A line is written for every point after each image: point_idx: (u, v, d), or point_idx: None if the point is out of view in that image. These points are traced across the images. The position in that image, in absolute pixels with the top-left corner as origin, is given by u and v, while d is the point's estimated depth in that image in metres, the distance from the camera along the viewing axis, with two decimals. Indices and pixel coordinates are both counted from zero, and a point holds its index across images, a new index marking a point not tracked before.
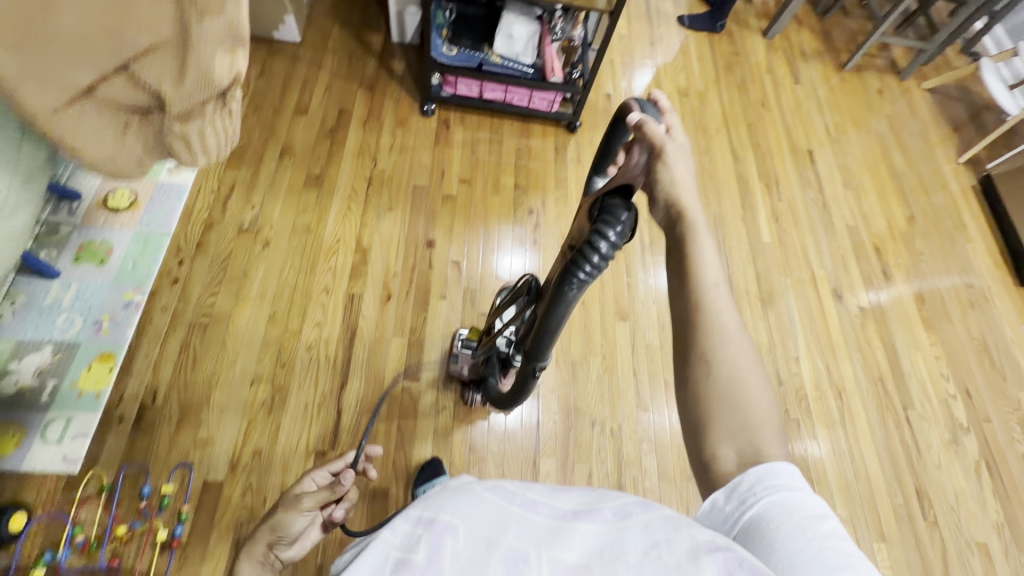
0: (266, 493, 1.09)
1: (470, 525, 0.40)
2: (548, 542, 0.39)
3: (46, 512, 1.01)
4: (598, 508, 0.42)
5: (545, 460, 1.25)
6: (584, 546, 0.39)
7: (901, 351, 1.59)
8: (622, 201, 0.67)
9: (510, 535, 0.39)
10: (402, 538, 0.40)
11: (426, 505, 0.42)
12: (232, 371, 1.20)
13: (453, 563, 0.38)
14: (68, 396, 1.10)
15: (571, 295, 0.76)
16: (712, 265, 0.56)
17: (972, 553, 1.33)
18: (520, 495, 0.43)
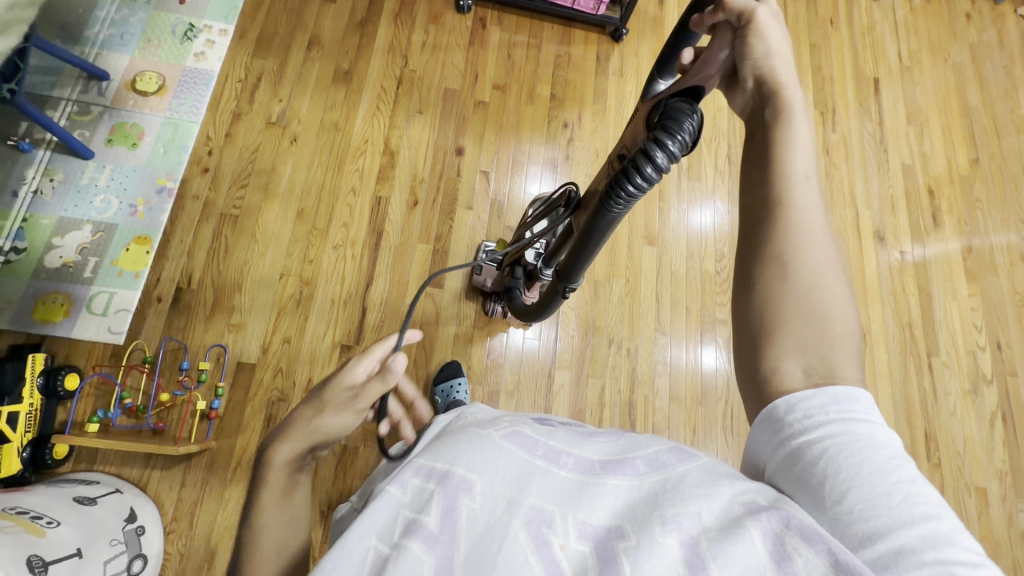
0: (295, 378, 1.16)
1: (489, 481, 0.39)
2: (573, 498, 0.38)
3: (96, 374, 1.08)
4: (629, 459, 0.41)
5: (561, 373, 1.28)
6: (614, 505, 0.38)
7: (936, 299, 1.54)
8: (688, 105, 0.61)
9: (531, 493, 0.38)
10: (413, 494, 0.40)
11: (443, 458, 0.41)
12: (263, 263, 1.22)
13: (471, 522, 0.37)
14: (109, 273, 1.15)
15: (616, 212, 0.72)
16: (804, 156, 0.49)
17: (969, 495, 1.37)
18: (540, 448, 0.42)
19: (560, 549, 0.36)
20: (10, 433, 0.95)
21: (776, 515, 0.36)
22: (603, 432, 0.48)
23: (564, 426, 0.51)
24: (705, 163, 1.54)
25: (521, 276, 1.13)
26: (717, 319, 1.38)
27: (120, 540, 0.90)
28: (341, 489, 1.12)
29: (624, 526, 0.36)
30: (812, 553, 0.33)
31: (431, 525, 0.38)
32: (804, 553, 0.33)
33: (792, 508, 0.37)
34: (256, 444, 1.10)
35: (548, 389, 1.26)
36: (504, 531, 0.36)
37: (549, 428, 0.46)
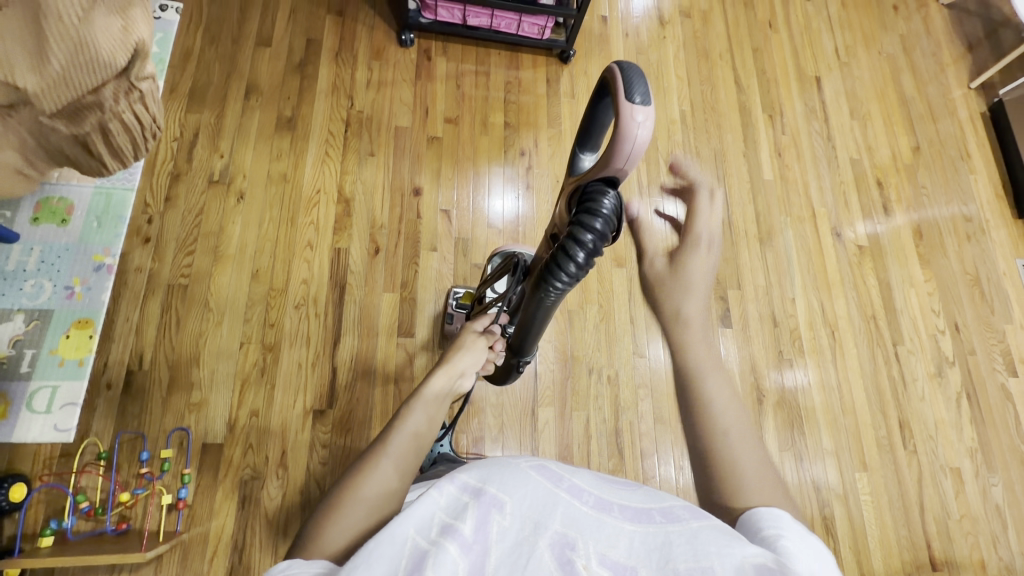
0: (267, 452, 1.10)
1: (519, 503, 0.39)
2: (594, 531, 0.38)
3: (45, 482, 0.99)
4: (646, 509, 0.41)
5: (543, 409, 1.26)
6: (631, 547, 0.37)
7: (895, 287, 1.59)
8: (603, 201, 0.62)
9: (556, 519, 0.38)
10: (448, 501, 0.40)
11: (480, 474, 0.41)
12: (220, 332, 1.16)
13: (500, 538, 0.38)
14: (49, 365, 1.06)
15: (551, 297, 0.76)
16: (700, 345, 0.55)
17: (945, 476, 1.42)
18: (565, 481, 0.42)
19: (583, 569, 0.36)
20: None
21: None
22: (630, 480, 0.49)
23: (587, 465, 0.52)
24: (664, 177, 1.55)
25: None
26: None
27: None
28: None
29: (639, 570, 0.36)
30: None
31: (465, 532, 0.37)
32: None
33: None
34: (232, 529, 1.04)
35: (533, 427, 1.24)
36: (531, 550, 0.37)
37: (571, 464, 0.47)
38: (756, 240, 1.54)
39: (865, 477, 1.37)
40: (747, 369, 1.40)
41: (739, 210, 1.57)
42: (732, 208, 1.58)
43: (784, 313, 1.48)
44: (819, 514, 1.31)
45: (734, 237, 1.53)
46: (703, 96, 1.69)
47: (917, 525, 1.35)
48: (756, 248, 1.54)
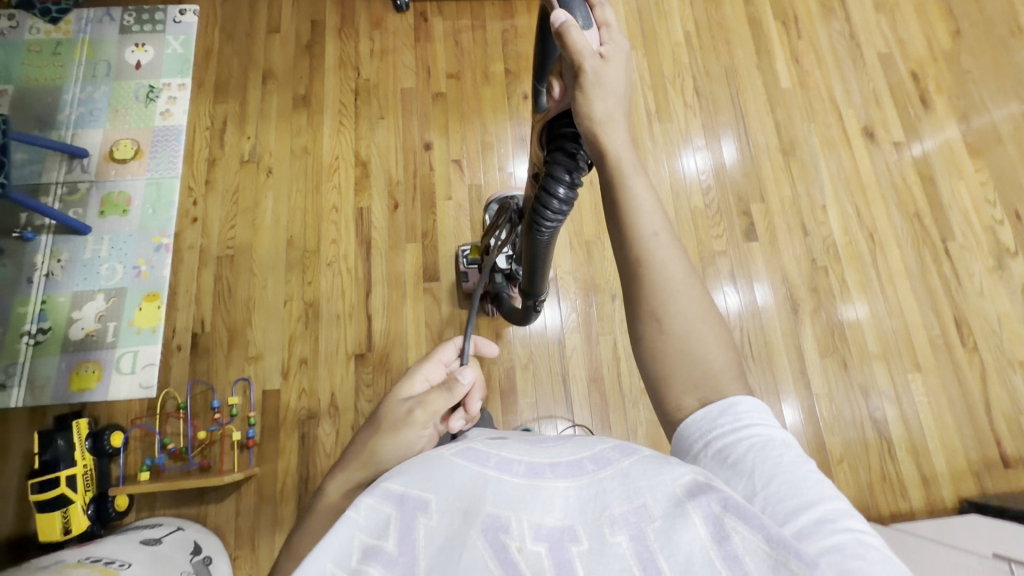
0: (319, 394, 1.21)
1: (444, 496, 0.35)
2: (524, 502, 0.34)
3: (138, 426, 1.15)
4: (578, 460, 0.37)
5: (570, 336, 1.29)
6: (567, 503, 0.34)
7: (942, 182, 1.48)
8: (569, 134, 0.62)
9: (486, 502, 0.34)
10: (368, 516, 0.36)
11: (400, 477, 0.38)
12: (266, 295, 1.27)
13: (431, 544, 0.34)
14: (129, 334, 1.22)
15: (545, 239, 0.76)
16: (649, 211, 0.49)
17: (1014, 372, 1.32)
18: (494, 459, 0.38)
19: (516, 552, 0.32)
20: (72, 494, 1.01)
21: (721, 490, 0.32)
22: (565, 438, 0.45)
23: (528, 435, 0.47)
24: (674, 101, 1.52)
25: (503, 280, 1.15)
26: (715, 252, 1.38)
27: (189, 571, 0.97)
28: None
29: (576, 527, 0.32)
30: (754, 533, 0.30)
31: (390, 549, 0.34)
32: (743, 528, 0.30)
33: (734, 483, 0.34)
34: (296, 463, 1.16)
35: (561, 354, 1.28)
36: (461, 543, 0.33)
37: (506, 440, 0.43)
38: (779, 152, 1.48)
39: (919, 379, 1.30)
40: (779, 282, 1.36)
41: (758, 123, 1.51)
42: (751, 122, 1.52)
43: (816, 221, 1.41)
44: (870, 419, 1.27)
45: (754, 151, 1.47)
46: (707, 14, 1.63)
47: (983, 422, 1.28)
48: (780, 160, 1.48)
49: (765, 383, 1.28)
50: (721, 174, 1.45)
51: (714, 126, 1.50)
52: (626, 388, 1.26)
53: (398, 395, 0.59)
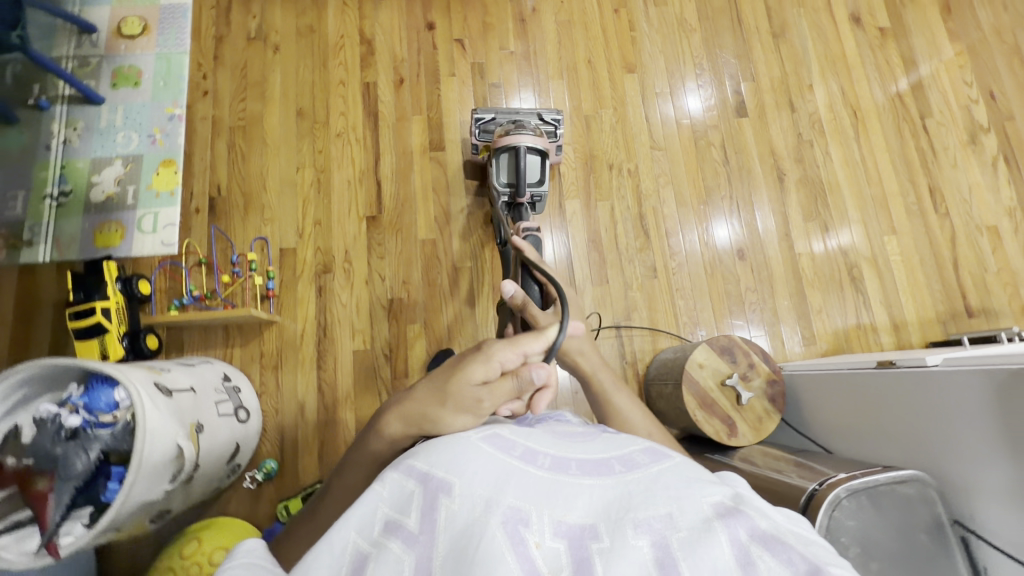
0: (334, 252, 1.28)
1: (467, 482, 0.40)
2: (546, 499, 0.40)
3: (166, 263, 1.24)
4: (607, 461, 0.44)
5: (570, 202, 1.36)
6: (589, 504, 0.40)
7: (922, 64, 1.55)
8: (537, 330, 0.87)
9: (509, 493, 0.40)
10: (392, 495, 0.42)
11: (425, 458, 0.44)
12: (278, 163, 1.33)
13: (448, 524, 0.39)
14: (148, 196, 1.27)
15: None
16: (637, 416, 0.74)
17: (981, 236, 1.42)
18: (518, 448, 0.44)
19: (535, 546, 0.37)
20: (107, 323, 1.07)
21: (744, 517, 0.38)
22: (579, 433, 0.51)
23: (545, 425, 0.54)
24: None
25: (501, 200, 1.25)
26: (707, 127, 1.44)
27: (223, 391, 1.06)
28: (398, 333, 1.24)
29: (598, 527, 0.38)
30: (775, 559, 0.35)
31: (410, 526, 0.40)
32: (767, 558, 0.35)
33: (757, 510, 0.39)
34: (314, 311, 1.24)
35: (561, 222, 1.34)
36: (482, 528, 0.37)
37: (528, 430, 0.49)
38: (770, 35, 1.53)
39: (894, 241, 1.40)
40: (766, 155, 1.43)
41: (750, 7, 1.56)
42: (743, 6, 1.56)
43: (803, 100, 1.49)
44: (846, 276, 1.37)
45: (746, 34, 1.53)
46: None
47: (952, 279, 1.38)
48: (770, 43, 1.53)
49: (752, 244, 1.37)
50: (713, 55, 1.50)
51: (707, 10, 1.54)
52: (622, 248, 1.33)
53: (469, 378, 0.48)
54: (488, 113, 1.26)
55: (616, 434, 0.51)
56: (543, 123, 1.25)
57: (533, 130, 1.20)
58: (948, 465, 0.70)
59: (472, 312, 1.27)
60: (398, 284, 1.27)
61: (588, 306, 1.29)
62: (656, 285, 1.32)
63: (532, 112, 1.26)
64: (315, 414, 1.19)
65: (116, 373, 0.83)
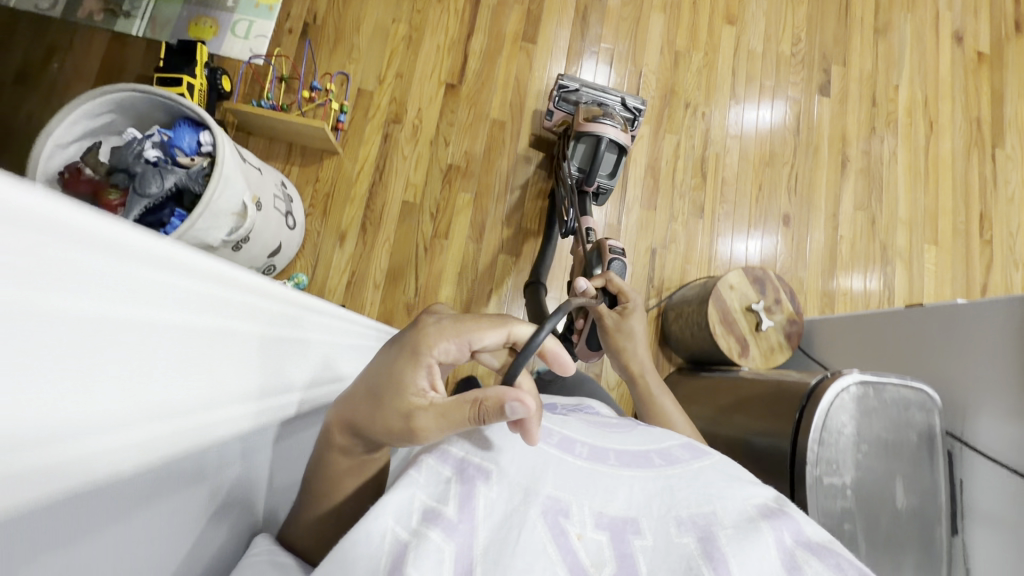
0: (407, 107, 1.31)
1: (505, 473, 0.40)
2: (585, 489, 0.41)
3: (249, 67, 1.28)
4: (644, 454, 0.46)
5: (640, 126, 1.39)
6: (630, 497, 0.41)
7: (1009, 98, 1.56)
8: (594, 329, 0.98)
9: (548, 484, 0.40)
10: (428, 482, 0.39)
11: (462, 445, 0.43)
12: (376, 10, 1.35)
13: (489, 513, 0.38)
14: (247, 4, 1.26)
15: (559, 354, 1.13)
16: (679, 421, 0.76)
17: (1016, 272, 1.45)
18: (555, 438, 0.46)
19: (577, 538, 0.37)
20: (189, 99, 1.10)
21: (789, 522, 0.40)
22: (615, 428, 0.53)
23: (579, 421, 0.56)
24: None
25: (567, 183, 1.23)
26: (787, 96, 1.46)
27: (281, 193, 1.09)
28: (448, 197, 1.28)
29: (640, 521, 0.39)
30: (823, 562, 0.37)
31: (450, 515, 0.37)
32: (816, 563, 0.37)
33: (800, 515, 0.41)
34: (375, 155, 1.28)
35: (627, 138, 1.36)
36: (523, 518, 0.37)
37: (562, 420, 0.51)
38: (872, 29, 1.54)
39: (932, 252, 1.43)
40: (836, 138, 1.46)
41: None
42: None
43: (886, 98, 1.50)
44: (878, 270, 1.40)
45: (850, 20, 1.54)
46: None
47: None
48: (870, 37, 1.54)
49: (799, 214, 1.40)
50: (813, 30, 1.52)
51: None
52: (676, 182, 1.37)
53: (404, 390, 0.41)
54: (574, 83, 1.21)
55: (647, 432, 0.54)
56: (625, 111, 1.20)
57: (618, 120, 1.14)
58: (956, 390, 0.74)
59: (521, 200, 1.31)
60: (458, 154, 1.30)
61: (629, 225, 1.33)
62: (698, 226, 1.35)
63: (615, 96, 1.21)
64: (352, 248, 1.24)
65: (199, 113, 0.87)
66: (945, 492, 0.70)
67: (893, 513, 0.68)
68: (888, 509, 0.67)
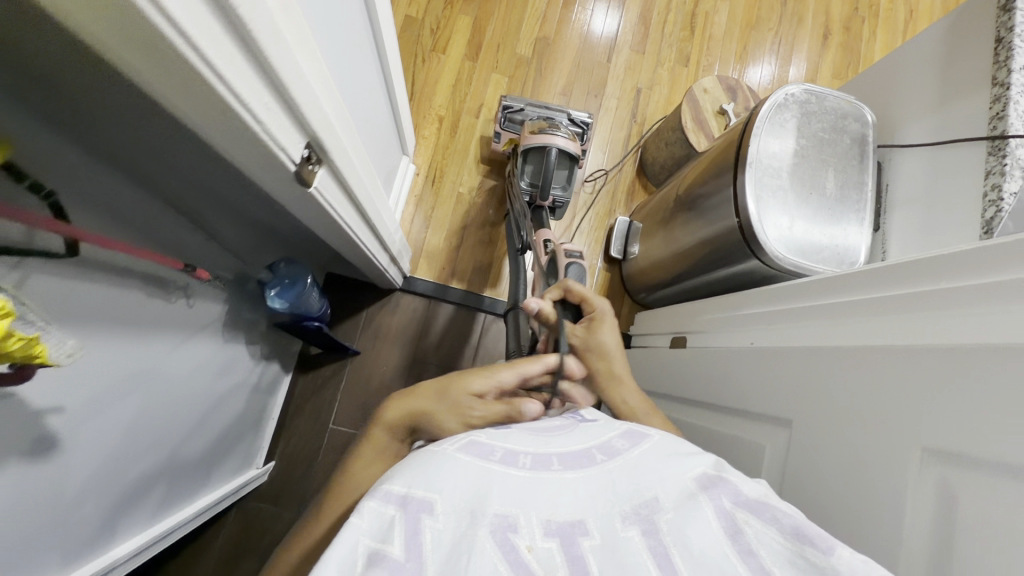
0: None
1: (446, 499, 0.47)
2: (531, 503, 0.48)
3: None
4: (589, 451, 0.55)
5: None
6: (574, 502, 0.49)
7: None
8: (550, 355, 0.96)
9: (493, 503, 0.47)
10: (371, 525, 0.44)
11: (400, 481, 0.48)
12: None
13: (434, 546, 0.44)
14: None
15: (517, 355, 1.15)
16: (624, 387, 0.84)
17: None
18: (496, 454, 0.52)
19: (527, 551, 0.45)
20: None
21: (726, 488, 0.50)
22: (546, 428, 0.60)
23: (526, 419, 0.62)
24: None
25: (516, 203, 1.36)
26: None
27: None
28: (449, 18, 1.49)
29: (587, 523, 0.48)
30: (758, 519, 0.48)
31: (396, 555, 0.43)
32: (752, 522, 0.47)
33: (732, 477, 0.52)
34: None
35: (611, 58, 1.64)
36: (467, 547, 0.44)
37: (505, 430, 0.58)
38: None
39: None
40: (821, 12, 1.55)
41: None
42: None
43: None
44: None
45: None
46: None
47: None
48: None
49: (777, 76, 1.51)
50: None
51: None
52: (667, 33, 1.52)
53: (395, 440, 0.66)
54: (518, 103, 1.33)
55: (592, 420, 0.63)
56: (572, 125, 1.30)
57: (563, 132, 1.26)
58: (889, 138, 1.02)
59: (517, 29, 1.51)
60: None
61: (619, 64, 1.51)
62: (685, 73, 1.52)
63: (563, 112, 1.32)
64: None
65: None
66: (870, 195, 0.97)
67: (824, 204, 0.94)
68: (822, 207, 0.94)
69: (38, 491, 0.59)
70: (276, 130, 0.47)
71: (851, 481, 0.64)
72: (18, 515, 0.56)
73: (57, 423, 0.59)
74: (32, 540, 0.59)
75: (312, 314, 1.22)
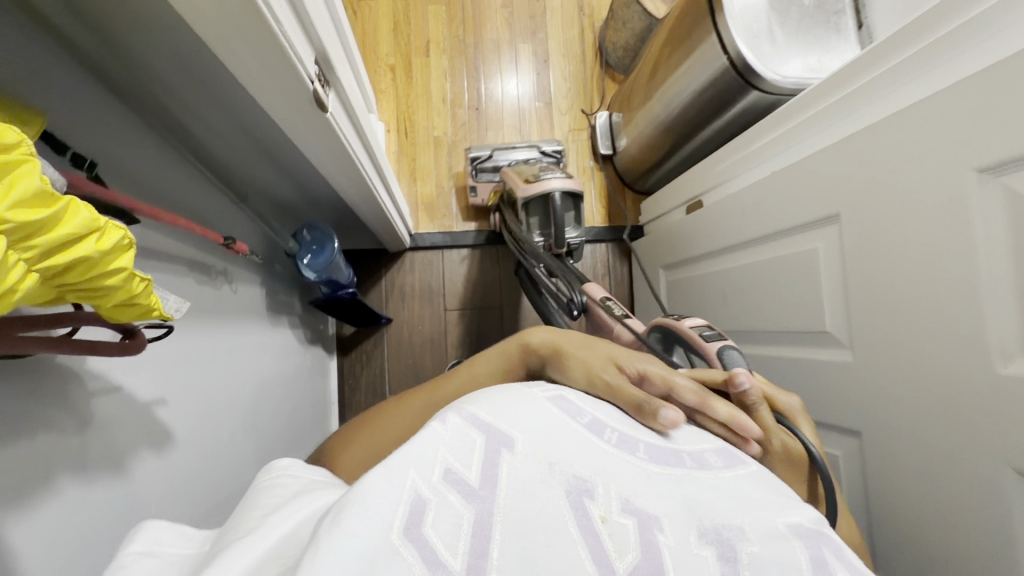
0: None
1: (526, 445, 0.47)
2: (680, 509, 0.44)
3: None
4: (719, 470, 0.50)
5: None
6: (743, 507, 0.45)
7: None
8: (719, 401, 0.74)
9: (573, 456, 0.47)
10: (453, 439, 0.47)
11: (489, 413, 0.50)
12: None
13: (507, 491, 0.43)
14: None
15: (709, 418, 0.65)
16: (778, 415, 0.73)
17: None
18: (597, 422, 0.54)
19: (605, 524, 0.42)
20: None
21: (824, 540, 0.42)
22: (645, 431, 0.60)
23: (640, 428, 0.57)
24: None
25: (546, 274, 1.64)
26: None
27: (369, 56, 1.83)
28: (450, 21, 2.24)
29: (747, 528, 0.43)
30: None
31: (471, 483, 0.44)
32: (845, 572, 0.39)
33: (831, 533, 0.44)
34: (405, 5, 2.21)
35: (542, 20, 2.27)
36: (554, 515, 0.41)
37: (631, 420, 0.58)
38: None
39: None
40: None
41: None
42: None
43: None
44: None
45: None
46: None
47: None
48: None
49: None
50: None
51: None
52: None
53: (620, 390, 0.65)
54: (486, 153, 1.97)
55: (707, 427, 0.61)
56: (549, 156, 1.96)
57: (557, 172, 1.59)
58: None
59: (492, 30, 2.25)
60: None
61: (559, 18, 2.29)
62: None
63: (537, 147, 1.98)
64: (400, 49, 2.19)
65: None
66: (848, 3, 1.29)
67: (811, 30, 1.27)
68: (806, 15, 1.28)
69: (99, 520, 0.73)
70: (291, 35, 0.67)
71: (936, 303, 0.79)
72: (54, 531, 0.66)
73: (157, 412, 0.90)
74: (65, 473, 0.69)
75: (341, 282, 1.75)
